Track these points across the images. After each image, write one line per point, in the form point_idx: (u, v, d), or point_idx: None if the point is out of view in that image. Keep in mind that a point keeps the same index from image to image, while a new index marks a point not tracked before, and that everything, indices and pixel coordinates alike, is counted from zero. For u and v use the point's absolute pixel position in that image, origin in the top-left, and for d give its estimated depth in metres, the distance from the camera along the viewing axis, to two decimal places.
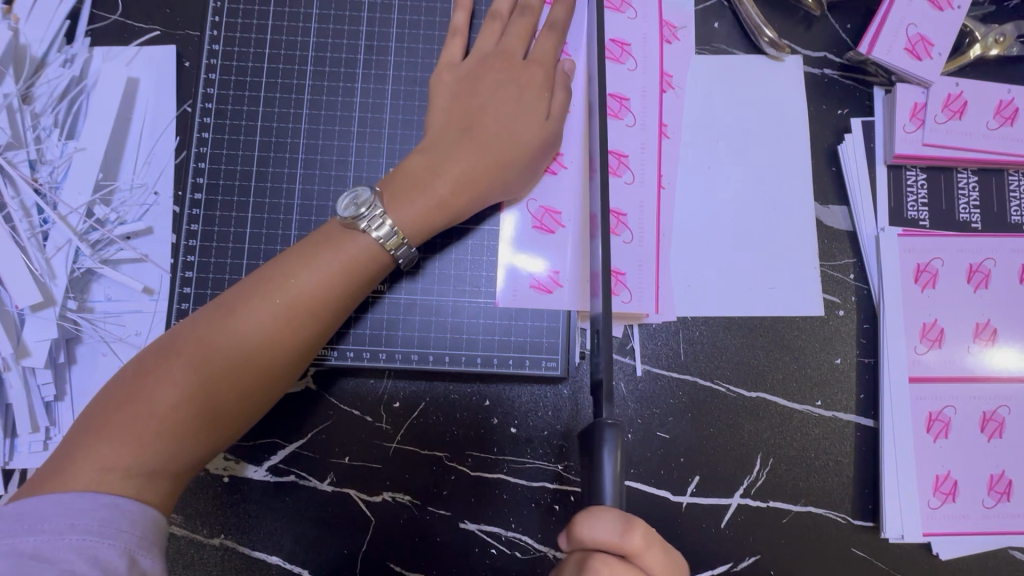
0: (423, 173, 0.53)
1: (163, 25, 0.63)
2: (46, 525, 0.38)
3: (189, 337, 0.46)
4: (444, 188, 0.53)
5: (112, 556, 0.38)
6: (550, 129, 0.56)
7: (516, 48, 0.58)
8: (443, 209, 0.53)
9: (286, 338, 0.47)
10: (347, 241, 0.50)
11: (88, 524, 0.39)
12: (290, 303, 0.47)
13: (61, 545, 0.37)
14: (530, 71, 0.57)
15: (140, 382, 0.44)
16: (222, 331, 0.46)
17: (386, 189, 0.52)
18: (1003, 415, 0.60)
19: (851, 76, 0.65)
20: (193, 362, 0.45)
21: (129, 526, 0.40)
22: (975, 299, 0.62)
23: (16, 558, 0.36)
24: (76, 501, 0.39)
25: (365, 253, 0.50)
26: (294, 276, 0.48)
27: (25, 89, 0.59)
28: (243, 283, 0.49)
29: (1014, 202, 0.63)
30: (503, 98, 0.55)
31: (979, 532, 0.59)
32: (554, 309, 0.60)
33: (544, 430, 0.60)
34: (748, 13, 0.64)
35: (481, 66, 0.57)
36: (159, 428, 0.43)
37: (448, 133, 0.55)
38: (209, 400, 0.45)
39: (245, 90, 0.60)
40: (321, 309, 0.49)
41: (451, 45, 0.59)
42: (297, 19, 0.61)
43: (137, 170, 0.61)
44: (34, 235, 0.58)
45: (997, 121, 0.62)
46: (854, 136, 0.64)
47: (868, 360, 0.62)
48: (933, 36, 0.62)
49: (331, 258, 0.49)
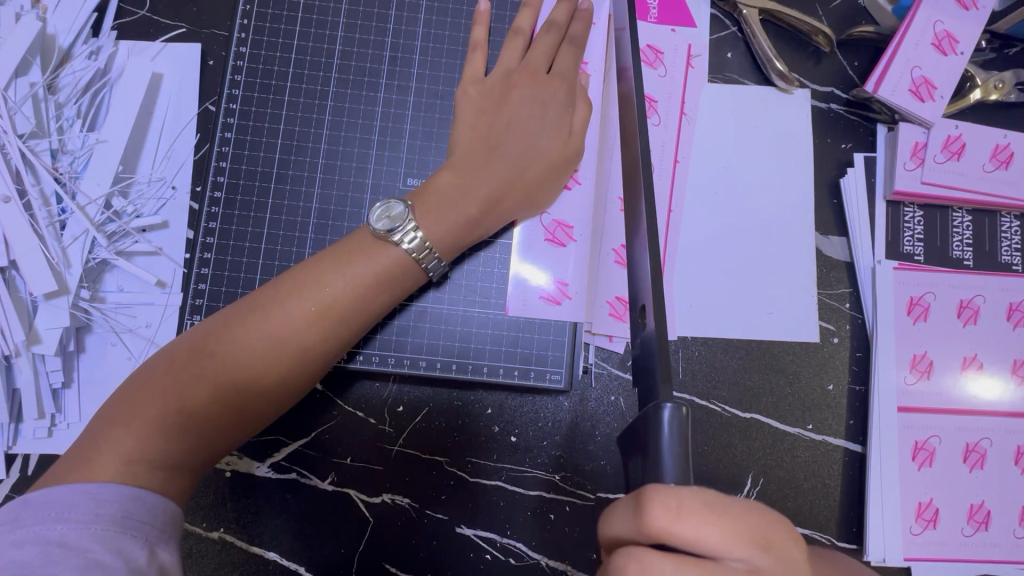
0: (452, 190, 0.54)
1: (189, 23, 0.64)
2: (72, 514, 0.38)
3: (220, 335, 0.47)
4: (474, 206, 0.54)
5: (135, 546, 0.38)
6: (573, 147, 0.58)
7: (540, 64, 0.59)
8: (473, 227, 0.55)
9: (315, 345, 0.49)
10: (378, 251, 0.51)
11: (111, 515, 0.39)
12: (321, 310, 0.49)
13: (85, 534, 0.37)
14: (551, 88, 0.58)
15: (170, 375, 0.45)
16: (253, 331, 0.47)
17: (417, 202, 0.53)
18: (985, 447, 0.62)
19: (856, 112, 0.67)
20: (223, 361, 0.46)
21: (150, 518, 0.40)
22: (964, 333, 0.64)
23: (42, 546, 0.36)
24: (100, 492, 0.40)
25: (395, 264, 0.51)
26: (326, 282, 0.49)
27: (50, 79, 0.60)
28: (275, 284, 0.50)
29: (1006, 242, 0.66)
30: (527, 116, 0.57)
31: (957, 559, 0.61)
32: (559, 323, 0.61)
33: (543, 439, 0.62)
34: (761, 45, 0.66)
35: (506, 82, 0.59)
36: (189, 421, 0.44)
37: (475, 152, 0.56)
38: (235, 398, 0.46)
39: (269, 93, 0.61)
40: (349, 317, 0.50)
41: (473, 60, 0.60)
42: (324, 26, 0.62)
43: (156, 164, 0.62)
44: (51, 224, 0.58)
45: (993, 164, 0.65)
46: (855, 171, 0.66)
47: (859, 388, 0.64)
48: (936, 80, 0.64)
49: (363, 268, 0.50)
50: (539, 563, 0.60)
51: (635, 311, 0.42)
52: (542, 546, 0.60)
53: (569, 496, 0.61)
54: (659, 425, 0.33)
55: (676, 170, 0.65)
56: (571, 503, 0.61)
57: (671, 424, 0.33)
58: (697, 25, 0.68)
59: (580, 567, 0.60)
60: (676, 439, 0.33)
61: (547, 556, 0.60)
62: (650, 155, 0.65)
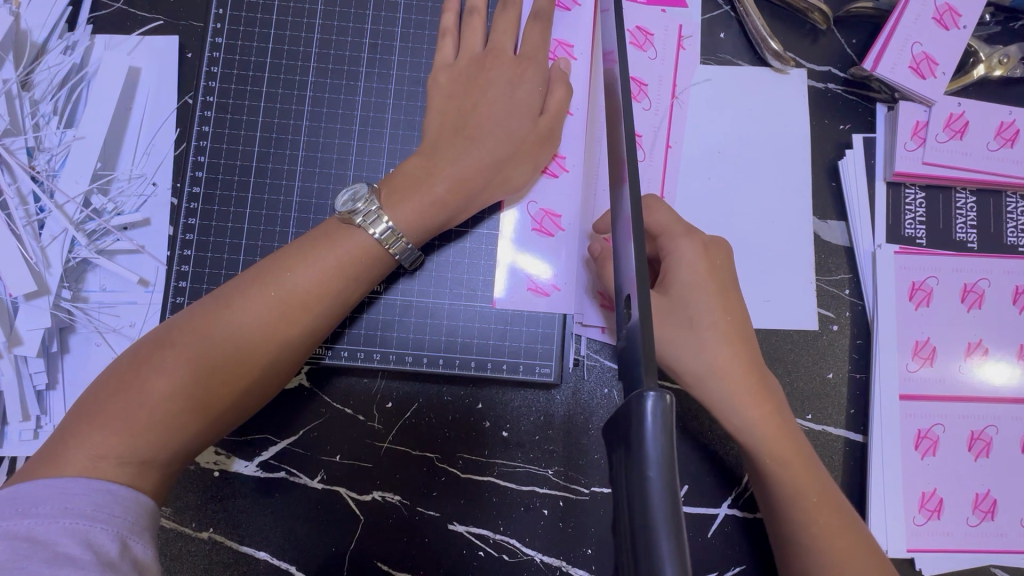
0: (420, 172, 0.53)
1: (166, 15, 0.63)
2: (40, 508, 0.38)
3: (185, 329, 0.46)
4: (441, 187, 0.53)
5: (105, 539, 0.38)
6: (545, 125, 0.56)
7: (506, 45, 0.58)
8: (442, 209, 0.53)
9: (281, 333, 0.47)
10: (343, 237, 0.50)
11: (81, 509, 0.39)
12: (285, 297, 0.48)
13: (54, 527, 0.37)
14: (522, 69, 0.57)
15: (136, 372, 0.44)
16: (218, 324, 0.46)
17: (386, 187, 0.52)
18: (991, 435, 0.61)
19: (854, 91, 0.65)
20: (188, 353, 0.45)
21: (122, 511, 0.40)
22: (968, 318, 0.62)
23: (9, 540, 0.36)
24: (69, 486, 0.40)
25: (361, 249, 0.50)
26: (291, 271, 0.49)
27: (25, 76, 0.59)
28: (241, 277, 0.49)
29: (1011, 223, 0.64)
30: (496, 97, 0.55)
31: (962, 550, 0.59)
32: (549, 314, 0.60)
33: (535, 434, 0.60)
34: (754, 24, 0.64)
35: (477, 66, 0.57)
36: (154, 418, 0.43)
37: (443, 136, 0.55)
38: (202, 392, 0.45)
39: (247, 85, 0.60)
40: (315, 304, 0.49)
41: (443, 46, 0.58)
42: (302, 14, 0.61)
43: (135, 161, 0.61)
44: (30, 224, 0.57)
45: (997, 142, 0.62)
46: (854, 152, 0.64)
47: (859, 376, 0.62)
48: (938, 55, 0.62)
49: (328, 255, 0.49)
50: (533, 559, 0.59)
51: (620, 303, 0.40)
52: (536, 542, 0.59)
53: (563, 491, 0.60)
54: (641, 415, 0.29)
55: (667, 156, 0.63)
56: (565, 499, 0.60)
57: (655, 415, 0.29)
58: (689, 5, 0.65)
59: (574, 562, 0.59)
60: (661, 430, 0.29)
61: (541, 552, 0.59)
62: (642, 141, 0.63)
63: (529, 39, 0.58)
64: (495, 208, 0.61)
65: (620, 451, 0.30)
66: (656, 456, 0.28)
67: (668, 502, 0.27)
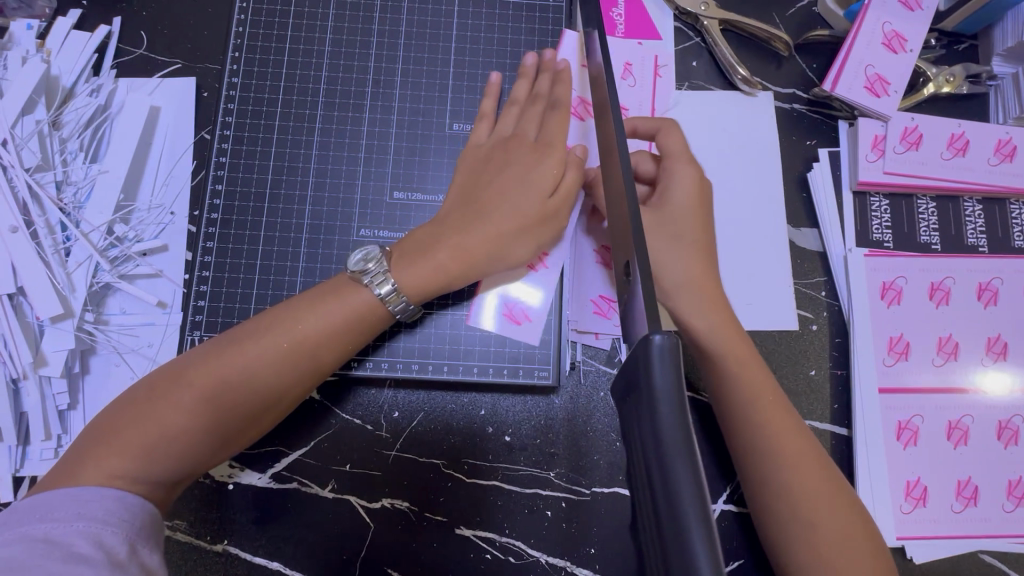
0: (426, 240, 0.56)
1: (184, 59, 0.69)
2: (57, 514, 0.41)
3: (198, 363, 0.49)
4: (444, 255, 0.55)
5: (117, 541, 0.41)
6: (552, 207, 0.57)
7: (530, 130, 0.61)
8: (446, 276, 0.55)
9: (289, 375, 0.51)
10: (351, 293, 0.53)
11: (94, 514, 0.42)
12: (295, 344, 0.51)
13: (69, 530, 0.40)
14: (540, 152, 0.59)
15: (154, 402, 0.47)
16: (231, 366, 0.49)
17: (395, 251, 0.55)
18: (968, 423, 0.64)
19: (817, 110, 0.71)
20: (203, 392, 0.48)
21: (132, 516, 0.43)
22: (937, 314, 0.66)
23: (27, 542, 0.39)
24: (84, 494, 0.43)
25: (364, 305, 0.53)
26: (302, 321, 0.52)
27: (55, 116, 0.64)
28: (256, 321, 0.52)
29: (970, 225, 0.69)
30: (510, 177, 0.58)
31: (949, 535, 0.62)
32: (545, 321, 0.63)
33: (535, 438, 0.63)
34: (723, 53, 0.70)
35: (500, 148, 0.61)
36: (168, 447, 0.47)
37: (456, 210, 0.57)
38: (211, 424, 0.48)
39: (261, 119, 0.65)
40: (322, 352, 0.52)
41: (479, 129, 0.63)
42: (311, 55, 0.66)
43: (155, 192, 0.65)
44: (57, 252, 0.61)
45: (950, 152, 0.68)
46: (821, 165, 0.69)
47: (840, 372, 0.66)
48: (889, 76, 0.68)
49: (335, 308, 0.52)
50: (538, 560, 0.61)
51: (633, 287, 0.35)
52: (541, 543, 0.61)
53: (564, 492, 0.62)
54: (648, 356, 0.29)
55: None
56: (567, 500, 0.62)
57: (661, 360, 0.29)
58: (662, 37, 0.72)
59: (579, 562, 0.61)
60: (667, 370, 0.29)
61: (546, 553, 0.61)
62: None
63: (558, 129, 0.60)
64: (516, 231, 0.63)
65: (631, 398, 0.30)
66: (666, 389, 0.28)
67: (681, 422, 0.27)
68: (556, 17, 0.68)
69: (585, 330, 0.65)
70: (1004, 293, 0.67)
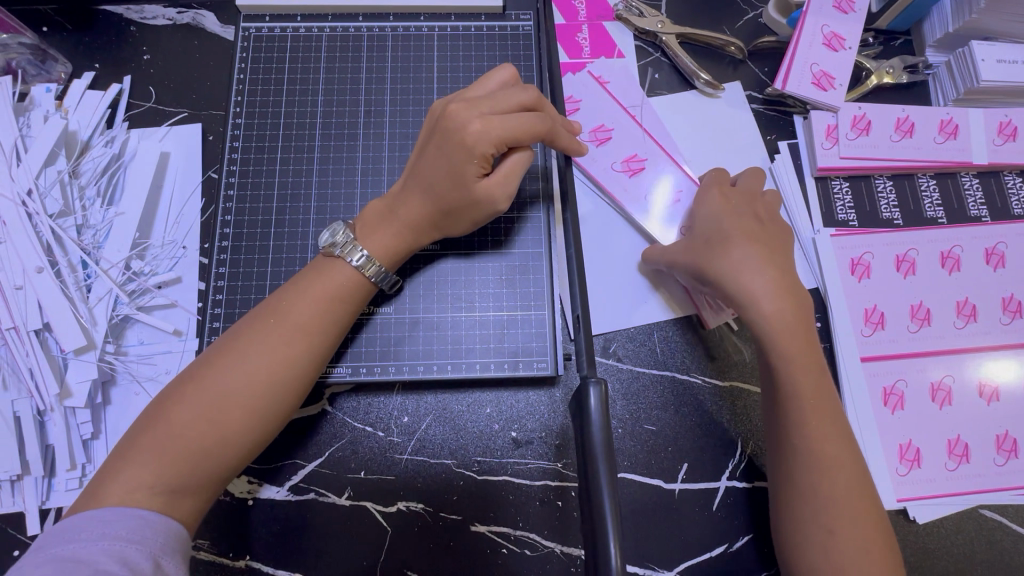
0: (385, 210, 0.59)
1: (189, 107, 0.75)
2: (80, 534, 0.45)
3: (204, 366, 0.52)
4: (404, 223, 0.58)
5: (138, 557, 0.44)
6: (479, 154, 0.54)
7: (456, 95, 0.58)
8: (411, 238, 0.59)
9: (285, 357, 0.53)
10: (332, 269, 0.57)
11: (117, 532, 0.45)
12: (286, 325, 0.54)
13: (94, 548, 0.44)
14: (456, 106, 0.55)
15: (163, 409, 0.50)
16: (232, 358, 0.52)
17: (361, 222, 0.59)
18: (950, 384, 0.67)
19: (774, 108, 0.77)
20: (208, 386, 0.51)
21: (153, 532, 0.46)
22: (906, 284, 0.70)
23: (57, 562, 0.43)
24: (107, 515, 0.46)
25: (347, 278, 0.57)
26: (292, 306, 0.55)
27: (74, 166, 0.70)
28: (252, 316, 0.56)
29: (927, 200, 0.74)
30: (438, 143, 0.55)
31: (946, 493, 0.64)
32: (540, 317, 0.66)
33: (540, 431, 0.66)
34: (681, 62, 0.77)
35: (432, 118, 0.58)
36: (179, 446, 0.49)
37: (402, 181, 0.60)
38: (219, 414, 0.50)
39: (264, 154, 0.70)
40: (313, 330, 0.55)
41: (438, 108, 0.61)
42: (307, 94, 0.73)
43: (168, 229, 0.70)
44: (78, 288, 0.66)
45: (899, 134, 0.74)
46: (782, 156, 0.75)
47: (825, 345, 0.69)
48: (833, 72, 0.75)
49: (318, 287, 0.56)
50: (553, 550, 0.63)
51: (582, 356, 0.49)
52: (555, 533, 0.63)
53: (572, 482, 0.64)
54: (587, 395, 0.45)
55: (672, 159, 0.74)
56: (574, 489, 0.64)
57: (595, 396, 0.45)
58: (625, 55, 0.79)
59: None
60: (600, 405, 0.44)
61: (561, 543, 0.63)
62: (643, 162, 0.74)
63: (505, 102, 0.55)
64: (504, 249, 0.68)
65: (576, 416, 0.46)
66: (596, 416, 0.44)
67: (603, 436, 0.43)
68: (527, 45, 0.75)
69: (656, 281, 0.71)
70: (966, 259, 0.71)
